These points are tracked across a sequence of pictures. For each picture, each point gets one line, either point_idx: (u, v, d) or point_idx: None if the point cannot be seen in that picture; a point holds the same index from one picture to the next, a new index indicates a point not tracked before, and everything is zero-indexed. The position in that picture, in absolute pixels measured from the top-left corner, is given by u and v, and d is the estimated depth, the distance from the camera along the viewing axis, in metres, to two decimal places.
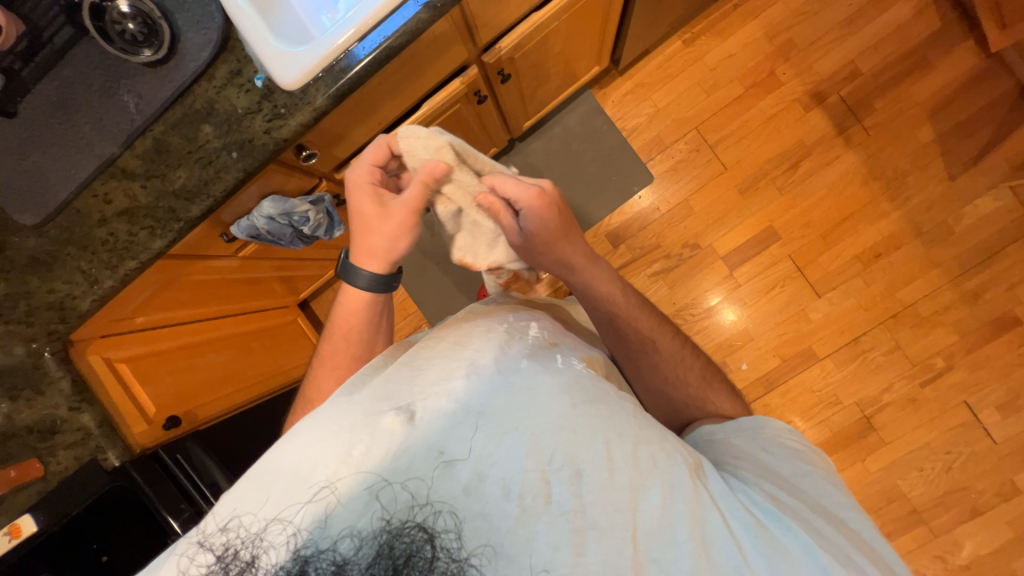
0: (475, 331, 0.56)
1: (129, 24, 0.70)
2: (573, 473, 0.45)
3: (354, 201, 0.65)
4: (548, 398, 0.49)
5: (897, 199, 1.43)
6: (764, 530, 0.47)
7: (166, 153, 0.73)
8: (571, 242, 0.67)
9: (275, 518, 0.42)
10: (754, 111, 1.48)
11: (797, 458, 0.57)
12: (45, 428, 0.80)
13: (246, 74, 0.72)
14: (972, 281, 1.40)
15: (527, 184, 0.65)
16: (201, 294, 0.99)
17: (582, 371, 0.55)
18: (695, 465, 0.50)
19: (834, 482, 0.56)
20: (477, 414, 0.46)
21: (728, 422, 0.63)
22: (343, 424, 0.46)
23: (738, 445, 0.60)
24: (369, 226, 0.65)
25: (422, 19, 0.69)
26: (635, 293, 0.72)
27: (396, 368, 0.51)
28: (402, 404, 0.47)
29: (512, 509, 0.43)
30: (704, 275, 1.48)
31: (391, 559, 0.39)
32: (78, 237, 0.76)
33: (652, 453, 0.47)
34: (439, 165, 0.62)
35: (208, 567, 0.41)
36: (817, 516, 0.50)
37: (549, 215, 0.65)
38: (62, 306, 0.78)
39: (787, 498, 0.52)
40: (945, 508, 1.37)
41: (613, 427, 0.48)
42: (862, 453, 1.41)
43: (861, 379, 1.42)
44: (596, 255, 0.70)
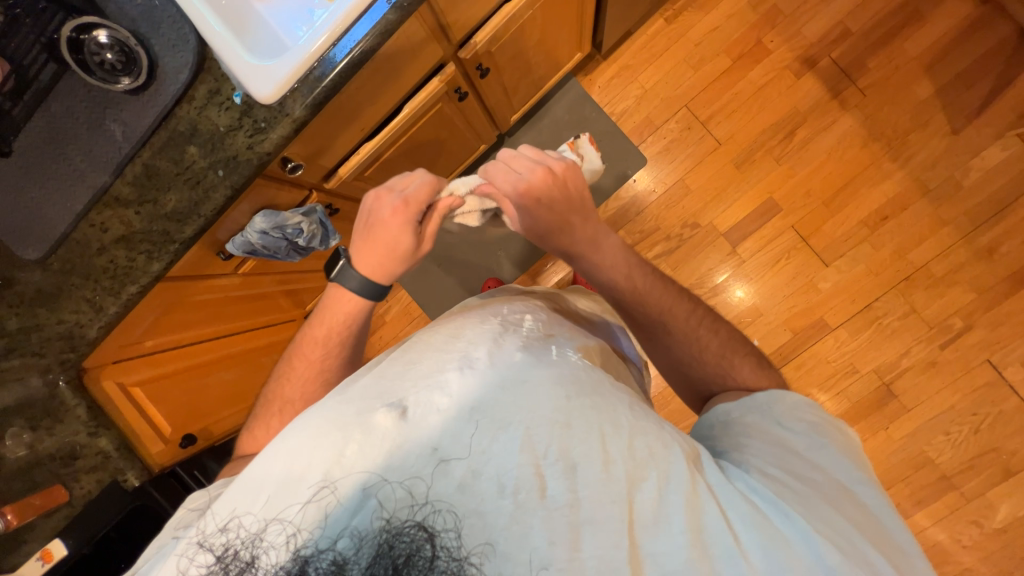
0: (467, 323, 0.55)
1: (107, 54, 0.71)
2: (568, 467, 0.45)
3: (387, 236, 0.67)
4: (543, 391, 0.48)
5: (900, 158, 1.39)
6: (766, 521, 0.45)
7: (156, 177, 0.75)
8: (579, 219, 0.66)
9: (274, 518, 0.43)
10: (744, 82, 1.45)
11: (815, 434, 0.55)
12: (66, 455, 0.83)
13: (224, 92, 0.73)
14: (986, 236, 1.36)
15: (514, 175, 0.65)
16: (207, 314, 1.00)
17: (578, 361, 0.54)
18: (694, 454, 0.49)
19: (853, 463, 0.52)
20: (471, 410, 0.46)
21: (745, 399, 0.60)
22: (337, 423, 0.46)
23: (753, 423, 0.57)
24: (395, 258, 0.68)
25: (390, 20, 0.70)
26: (644, 271, 0.69)
27: (388, 365, 0.52)
28: (394, 401, 0.47)
29: (507, 506, 0.43)
30: (707, 254, 1.46)
31: (391, 558, 0.40)
32: (80, 266, 0.78)
33: (648, 444, 0.47)
34: (454, 201, 0.69)
35: (208, 567, 0.43)
36: (828, 506, 0.47)
37: (554, 190, 0.65)
38: (71, 335, 0.80)
39: (795, 484, 0.49)
40: (976, 472, 1.33)
41: (609, 418, 0.48)
42: (885, 421, 1.38)
43: (877, 346, 1.39)
44: (604, 228, 0.69)
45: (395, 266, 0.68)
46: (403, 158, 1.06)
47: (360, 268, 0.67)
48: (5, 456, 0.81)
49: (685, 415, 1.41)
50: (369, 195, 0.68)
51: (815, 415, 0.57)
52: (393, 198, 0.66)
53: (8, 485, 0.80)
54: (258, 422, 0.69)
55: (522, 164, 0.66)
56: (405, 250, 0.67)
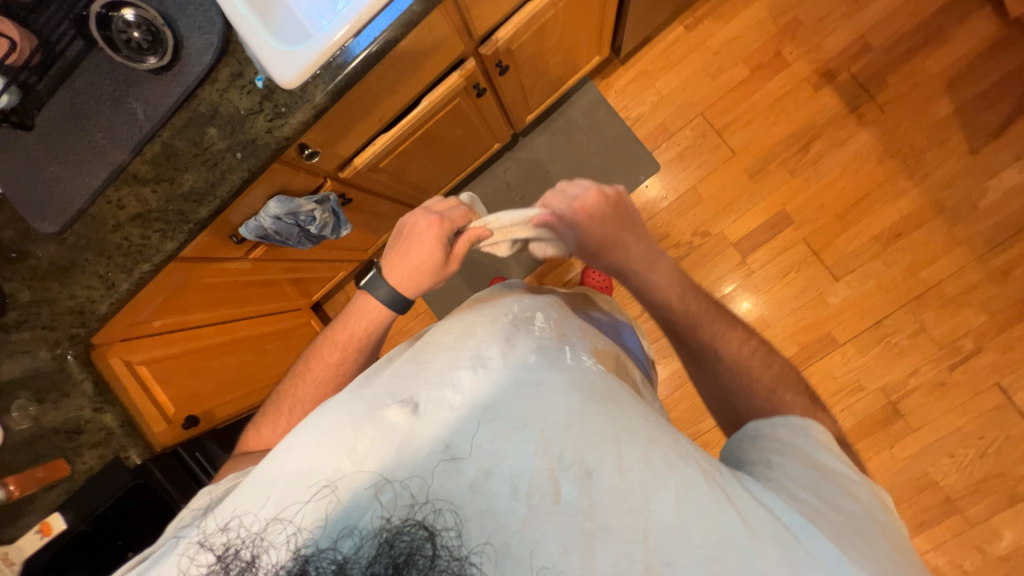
0: (481, 321, 0.55)
1: (134, 32, 0.72)
2: (582, 472, 0.44)
3: (416, 246, 0.68)
4: (556, 395, 0.48)
5: (916, 176, 1.38)
6: (797, 544, 0.44)
7: (175, 157, 0.75)
8: (631, 241, 0.68)
9: (275, 517, 0.43)
10: (761, 93, 1.44)
11: (844, 462, 0.53)
12: (70, 429, 0.83)
13: (247, 76, 0.74)
14: (1000, 258, 1.34)
15: (569, 195, 0.67)
16: (216, 296, 1.01)
17: (593, 368, 0.54)
18: (711, 469, 0.47)
19: (876, 496, 0.52)
20: (483, 411, 0.46)
21: (778, 416, 0.59)
22: (347, 420, 0.46)
23: (785, 440, 0.56)
24: (421, 269, 0.68)
25: (415, 10, 0.70)
26: (697, 295, 0.69)
27: (401, 363, 0.52)
28: (406, 398, 0.47)
29: (520, 508, 0.42)
30: (716, 263, 1.45)
31: (392, 558, 0.39)
32: (96, 242, 0.78)
33: (664, 454, 0.46)
34: (480, 232, 0.69)
35: (208, 566, 0.43)
36: (858, 536, 0.46)
37: (608, 212, 0.67)
38: (82, 310, 0.81)
39: (828, 511, 0.48)
40: (980, 497, 1.31)
41: (624, 427, 0.47)
42: (889, 440, 1.36)
43: (884, 364, 1.38)
44: (659, 253, 0.69)
45: (422, 281, 0.69)
46: (418, 151, 1.07)
47: (394, 283, 0.69)
48: (11, 427, 0.81)
49: (688, 423, 1.40)
50: (408, 212, 0.71)
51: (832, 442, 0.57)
52: (427, 214, 0.68)
53: (11, 457, 0.80)
54: (265, 419, 0.69)
55: (576, 186, 0.68)
56: (433, 264, 0.69)
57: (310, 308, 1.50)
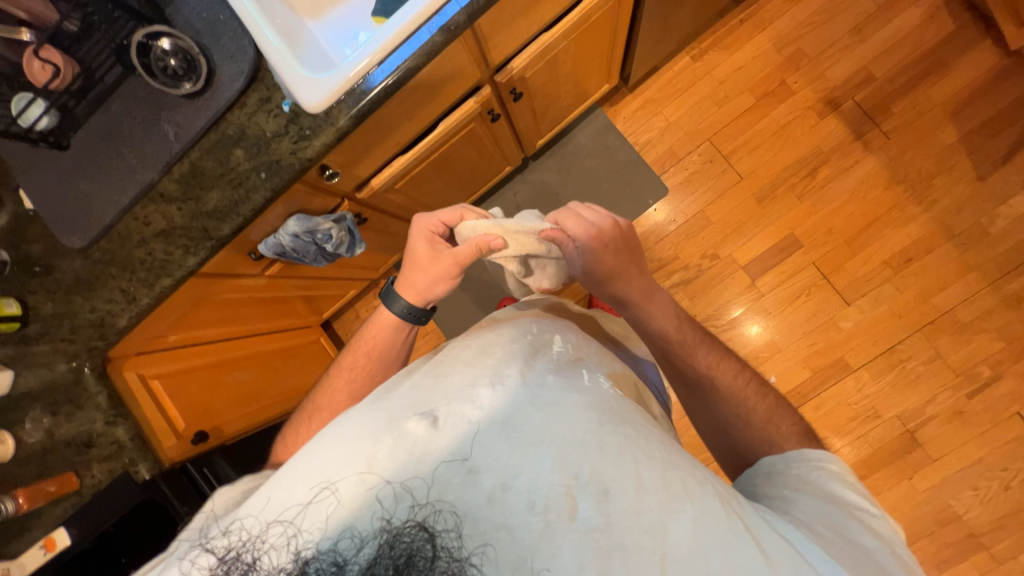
0: (499, 340, 0.55)
1: (170, 60, 0.75)
2: (599, 490, 0.44)
3: (413, 243, 0.72)
4: (574, 413, 0.47)
5: (924, 201, 1.39)
6: (812, 572, 0.43)
7: (201, 176, 0.78)
8: (628, 277, 0.69)
9: (275, 519, 0.43)
10: (767, 120, 1.48)
11: (862, 498, 0.54)
12: (82, 442, 0.83)
13: (274, 101, 0.77)
14: (1014, 284, 1.33)
15: (586, 223, 0.69)
16: (231, 311, 1.02)
17: (609, 390, 0.53)
18: (728, 495, 0.47)
19: (898, 535, 0.51)
20: (502, 425, 0.46)
21: (788, 453, 0.60)
22: (365, 430, 0.46)
23: (801, 476, 0.56)
24: (418, 266, 0.71)
25: (437, 41, 0.73)
26: (693, 329, 0.72)
27: (422, 375, 0.52)
28: (425, 410, 0.47)
29: (536, 524, 0.42)
30: (725, 286, 1.45)
31: (392, 559, 0.41)
32: (120, 258, 0.81)
33: (682, 478, 0.45)
34: (497, 240, 0.67)
35: (209, 569, 0.43)
36: (876, 569, 0.45)
37: (609, 244, 0.68)
38: (102, 323, 0.82)
39: (845, 542, 0.48)
40: (1007, 532, 1.26)
41: (640, 447, 0.46)
42: (908, 470, 1.32)
43: (900, 391, 1.35)
44: (654, 288, 0.71)
45: (417, 279, 0.71)
46: (432, 173, 1.10)
47: (400, 289, 0.72)
48: (23, 439, 0.82)
49: (699, 448, 1.38)
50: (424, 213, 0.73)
51: (853, 479, 0.57)
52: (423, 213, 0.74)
53: (21, 470, 0.80)
54: (289, 430, 0.70)
55: (593, 215, 0.70)
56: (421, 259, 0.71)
57: (319, 325, 1.51)
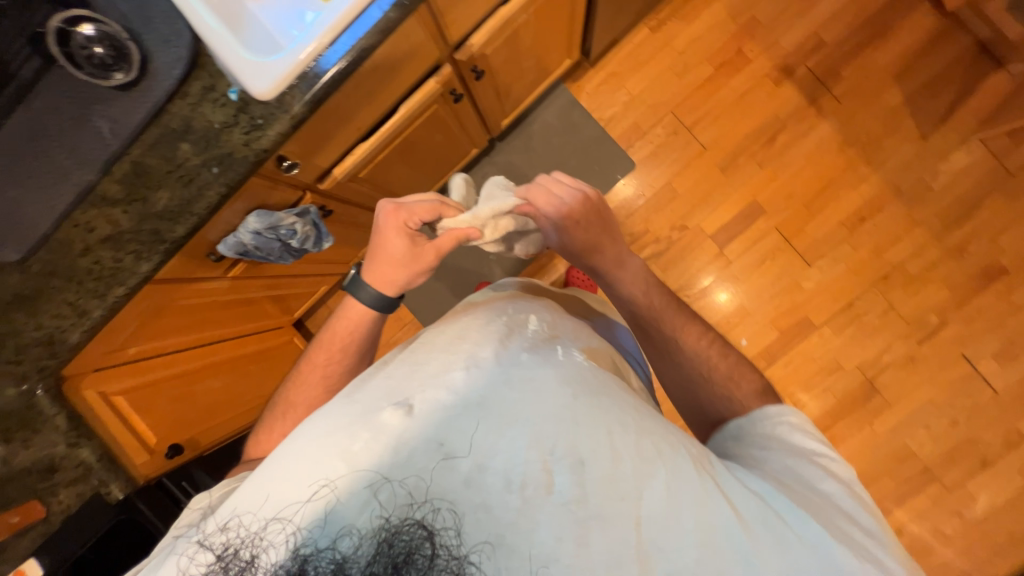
0: (473, 323, 0.55)
1: (96, 48, 0.69)
2: (574, 462, 0.45)
3: (385, 237, 0.68)
4: (547, 390, 0.48)
5: (874, 162, 1.46)
6: (783, 525, 0.47)
7: (146, 175, 0.72)
8: (602, 250, 0.71)
9: (275, 517, 0.43)
10: (726, 89, 1.50)
11: (817, 441, 0.57)
12: (44, 468, 0.78)
13: (219, 89, 0.72)
14: (956, 236, 1.43)
15: (556, 200, 0.69)
16: (195, 318, 0.97)
17: (583, 362, 0.54)
18: (701, 455, 0.49)
19: (854, 475, 0.56)
20: (476, 408, 0.46)
21: (754, 414, 0.62)
22: (340, 424, 0.45)
23: (767, 432, 0.59)
24: (394, 261, 0.68)
25: (391, 18, 0.70)
26: (661, 292, 0.74)
27: (397, 365, 0.51)
28: (400, 399, 0.47)
29: (514, 501, 0.43)
30: (695, 256, 1.49)
31: (391, 557, 0.39)
32: (62, 269, 0.74)
33: (655, 444, 0.47)
34: (474, 232, 0.68)
35: (208, 566, 0.42)
36: (837, 513, 0.50)
37: (590, 218, 0.70)
38: (51, 340, 0.76)
39: (811, 492, 0.52)
40: (955, 463, 1.39)
41: (614, 418, 0.48)
42: (869, 417, 1.42)
43: (859, 343, 1.44)
44: (627, 254, 0.74)
45: (399, 276, 0.68)
46: (397, 159, 1.06)
47: (373, 284, 0.69)
48: None
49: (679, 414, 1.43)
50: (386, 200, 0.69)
51: (810, 428, 0.61)
52: (388, 202, 0.68)
53: None
54: (264, 427, 0.69)
55: (563, 189, 0.70)
56: (403, 256, 0.68)
57: (292, 325, 1.46)
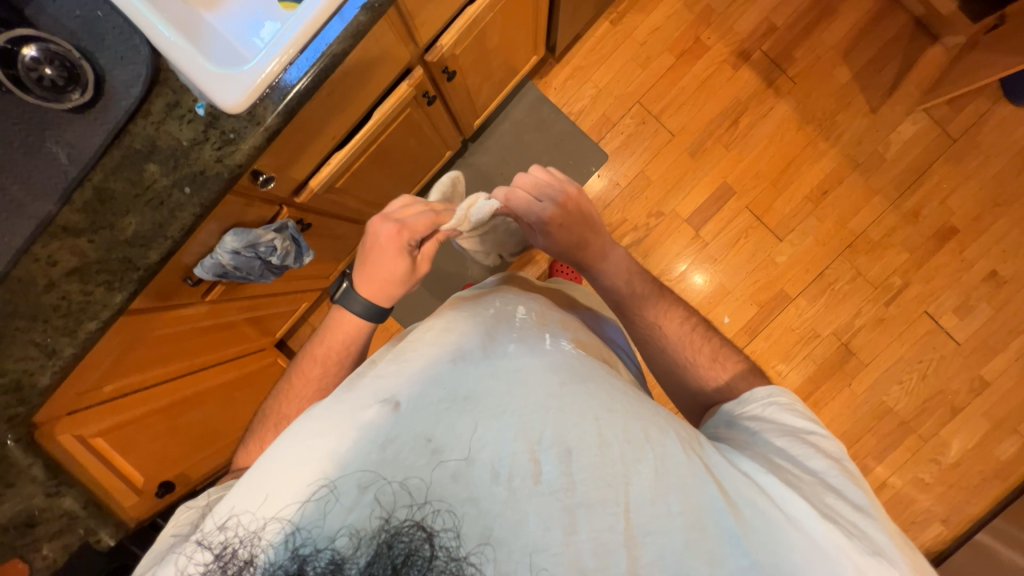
0: (461, 322, 0.57)
1: (45, 69, 0.64)
2: (562, 451, 0.46)
3: (384, 256, 0.66)
4: (536, 380, 0.51)
5: (831, 137, 1.53)
6: (771, 503, 0.47)
7: (111, 201, 0.68)
8: (588, 242, 0.73)
9: (274, 516, 0.41)
10: (688, 76, 1.54)
11: (800, 418, 0.58)
12: (22, 523, 0.72)
13: (185, 104, 0.69)
14: (911, 201, 1.51)
15: (536, 206, 0.71)
16: (172, 348, 0.93)
17: (570, 352, 0.58)
18: (691, 438, 0.51)
19: (845, 451, 0.55)
20: (463, 400, 0.47)
21: (743, 395, 0.63)
22: (329, 424, 0.45)
23: (756, 413, 0.60)
24: (391, 279, 0.67)
25: (361, 21, 0.68)
26: (643, 279, 0.76)
27: (384, 363, 0.51)
28: (387, 396, 0.47)
29: (501, 493, 0.43)
30: (672, 241, 1.53)
31: (391, 558, 0.39)
32: (25, 308, 0.69)
33: (642, 427, 0.49)
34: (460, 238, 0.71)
35: (206, 565, 0.41)
36: (824, 488, 0.50)
37: (574, 215, 0.72)
38: (18, 386, 0.70)
39: (798, 471, 0.52)
40: (928, 414, 1.48)
41: (601, 405, 0.50)
42: (847, 379, 1.49)
43: (832, 310, 1.51)
44: (610, 242, 0.76)
45: (394, 291, 0.67)
46: (373, 167, 1.04)
47: (367, 299, 0.67)
48: None
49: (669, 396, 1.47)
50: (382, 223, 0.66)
51: (801, 408, 0.61)
52: (389, 224, 0.66)
53: None
54: (254, 437, 0.66)
55: (550, 189, 0.72)
56: (404, 276, 0.67)
57: (274, 346, 1.41)
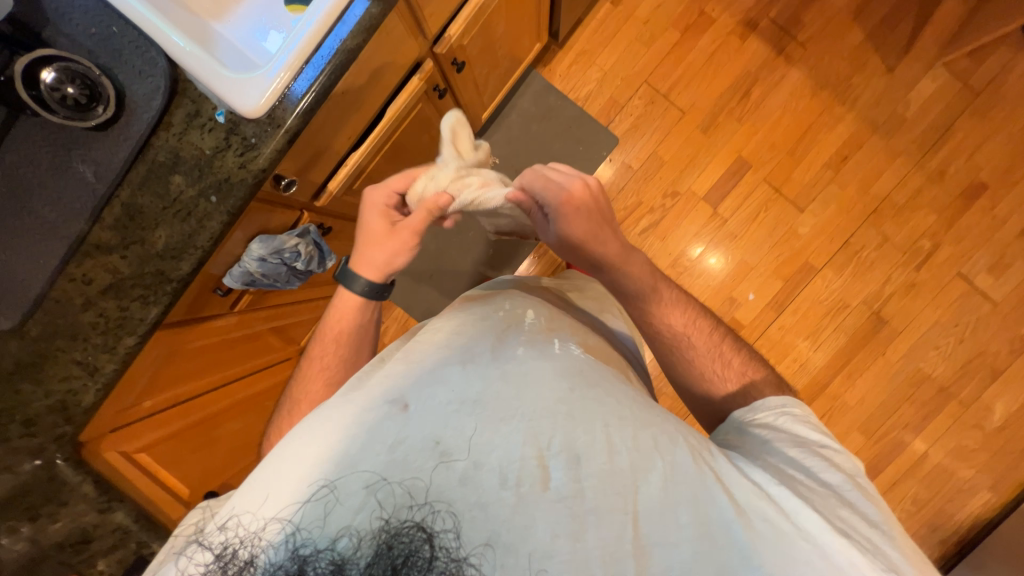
0: (471, 326, 0.58)
1: (68, 88, 0.64)
2: (570, 458, 0.47)
3: (367, 218, 0.72)
4: (546, 385, 0.52)
5: (848, 101, 1.49)
6: (782, 517, 0.47)
7: (140, 216, 0.69)
8: (602, 241, 0.69)
9: (274, 517, 0.43)
10: (695, 51, 1.51)
11: (812, 430, 0.58)
12: (78, 540, 0.73)
13: (205, 113, 0.69)
14: (935, 160, 1.47)
15: (555, 185, 0.67)
16: (205, 361, 0.93)
17: (581, 356, 0.59)
18: (702, 447, 0.51)
19: (859, 466, 0.55)
20: (472, 403, 0.48)
21: (755, 403, 0.63)
22: (339, 424, 0.47)
23: (767, 422, 0.60)
24: (374, 241, 0.71)
25: (373, 14, 0.68)
26: (669, 286, 0.73)
27: (392, 363, 0.52)
28: (396, 397, 0.48)
29: (508, 498, 0.44)
30: (690, 221, 1.50)
31: (390, 559, 0.39)
32: (65, 327, 0.70)
33: (653, 437, 0.50)
34: (443, 197, 0.68)
35: (206, 565, 0.42)
36: (838, 501, 0.50)
37: (579, 216, 0.67)
38: (64, 406, 0.71)
39: (813, 483, 0.52)
40: (969, 378, 1.43)
41: (611, 411, 0.51)
42: (881, 348, 1.46)
43: (860, 279, 1.47)
44: (633, 248, 0.71)
45: (379, 254, 0.71)
46: (388, 166, 1.04)
47: (359, 271, 0.71)
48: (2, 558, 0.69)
49: None
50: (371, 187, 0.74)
51: (815, 421, 0.61)
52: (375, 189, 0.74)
53: None
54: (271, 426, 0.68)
55: (560, 176, 0.68)
56: (382, 232, 0.72)
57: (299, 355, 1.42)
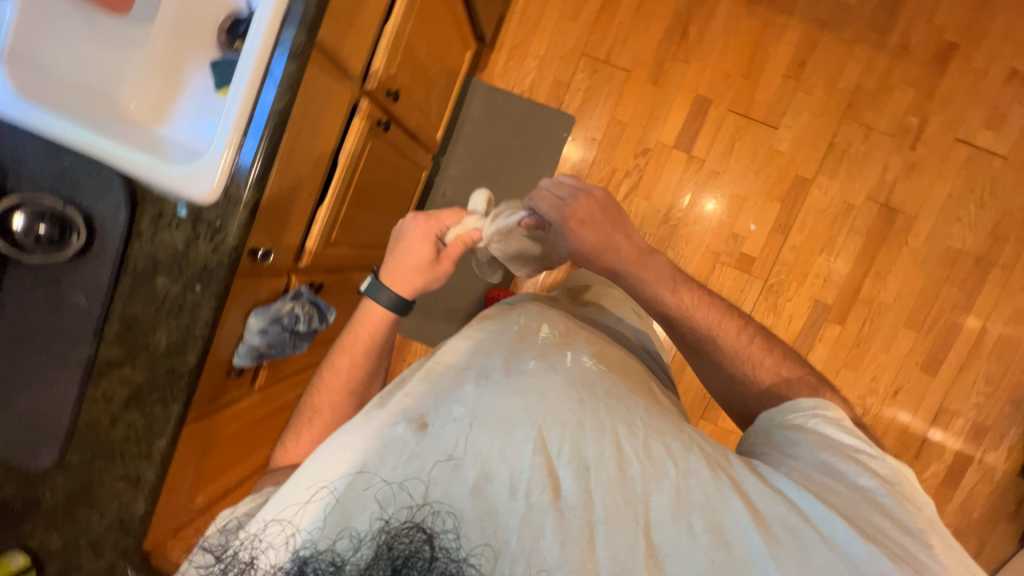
0: (488, 341, 0.59)
1: (39, 228, 0.69)
2: (579, 466, 0.47)
3: (410, 243, 0.75)
4: (560, 397, 0.51)
5: (788, 8, 1.45)
6: (806, 525, 0.46)
7: (138, 324, 0.72)
8: (612, 253, 0.74)
9: (275, 519, 0.47)
10: (622, 10, 1.50)
11: (848, 437, 0.56)
12: None
13: (167, 211, 0.71)
14: (896, 35, 1.42)
15: (560, 203, 0.74)
16: (237, 445, 0.97)
17: (592, 368, 0.58)
18: (717, 455, 0.51)
19: (897, 473, 0.53)
20: (484, 417, 0.49)
21: (788, 402, 0.62)
22: (357, 442, 0.48)
23: (798, 423, 0.59)
24: (412, 266, 0.74)
25: (292, 71, 0.70)
26: (688, 286, 0.73)
27: (416, 382, 0.53)
28: (414, 414, 0.49)
29: (518, 507, 0.44)
30: (669, 172, 1.48)
31: (390, 559, 0.42)
32: (101, 447, 0.72)
33: (665, 444, 0.50)
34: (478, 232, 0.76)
35: (212, 564, 0.47)
36: (871, 507, 0.49)
37: (585, 232, 0.73)
38: (121, 520, 0.73)
39: (842, 487, 0.51)
40: (1002, 240, 1.37)
41: (623, 418, 0.51)
42: (902, 238, 1.40)
43: (857, 176, 1.42)
44: (652, 249, 0.75)
45: (416, 279, 0.74)
46: (360, 209, 1.07)
47: (390, 288, 0.72)
48: None
49: None
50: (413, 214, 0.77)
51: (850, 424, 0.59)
52: (416, 216, 0.76)
53: None
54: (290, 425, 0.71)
55: (565, 192, 0.76)
56: (429, 259, 0.74)
57: None
